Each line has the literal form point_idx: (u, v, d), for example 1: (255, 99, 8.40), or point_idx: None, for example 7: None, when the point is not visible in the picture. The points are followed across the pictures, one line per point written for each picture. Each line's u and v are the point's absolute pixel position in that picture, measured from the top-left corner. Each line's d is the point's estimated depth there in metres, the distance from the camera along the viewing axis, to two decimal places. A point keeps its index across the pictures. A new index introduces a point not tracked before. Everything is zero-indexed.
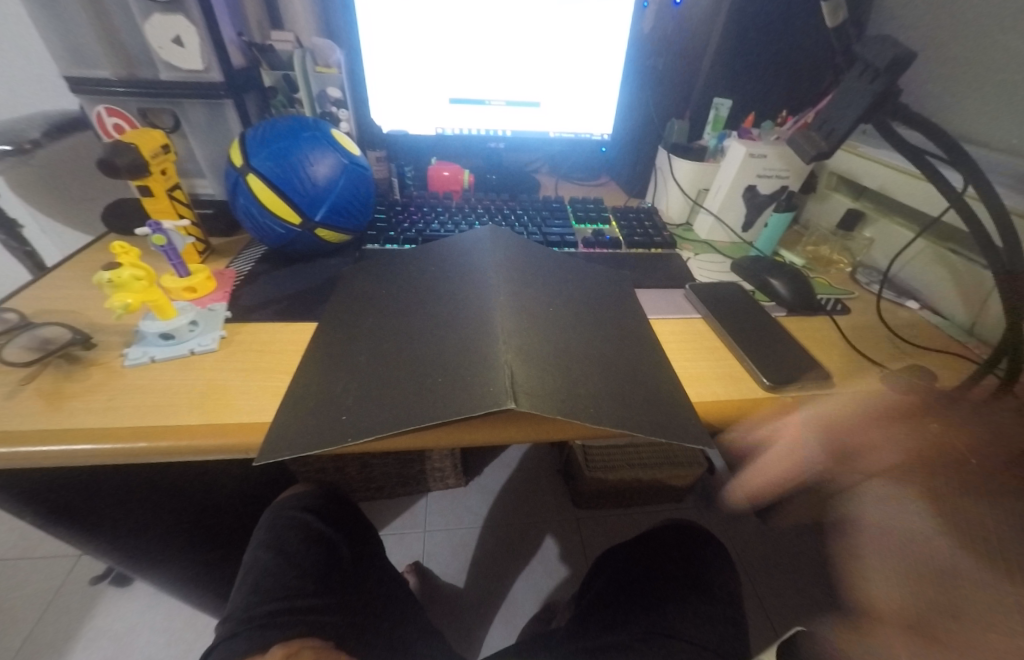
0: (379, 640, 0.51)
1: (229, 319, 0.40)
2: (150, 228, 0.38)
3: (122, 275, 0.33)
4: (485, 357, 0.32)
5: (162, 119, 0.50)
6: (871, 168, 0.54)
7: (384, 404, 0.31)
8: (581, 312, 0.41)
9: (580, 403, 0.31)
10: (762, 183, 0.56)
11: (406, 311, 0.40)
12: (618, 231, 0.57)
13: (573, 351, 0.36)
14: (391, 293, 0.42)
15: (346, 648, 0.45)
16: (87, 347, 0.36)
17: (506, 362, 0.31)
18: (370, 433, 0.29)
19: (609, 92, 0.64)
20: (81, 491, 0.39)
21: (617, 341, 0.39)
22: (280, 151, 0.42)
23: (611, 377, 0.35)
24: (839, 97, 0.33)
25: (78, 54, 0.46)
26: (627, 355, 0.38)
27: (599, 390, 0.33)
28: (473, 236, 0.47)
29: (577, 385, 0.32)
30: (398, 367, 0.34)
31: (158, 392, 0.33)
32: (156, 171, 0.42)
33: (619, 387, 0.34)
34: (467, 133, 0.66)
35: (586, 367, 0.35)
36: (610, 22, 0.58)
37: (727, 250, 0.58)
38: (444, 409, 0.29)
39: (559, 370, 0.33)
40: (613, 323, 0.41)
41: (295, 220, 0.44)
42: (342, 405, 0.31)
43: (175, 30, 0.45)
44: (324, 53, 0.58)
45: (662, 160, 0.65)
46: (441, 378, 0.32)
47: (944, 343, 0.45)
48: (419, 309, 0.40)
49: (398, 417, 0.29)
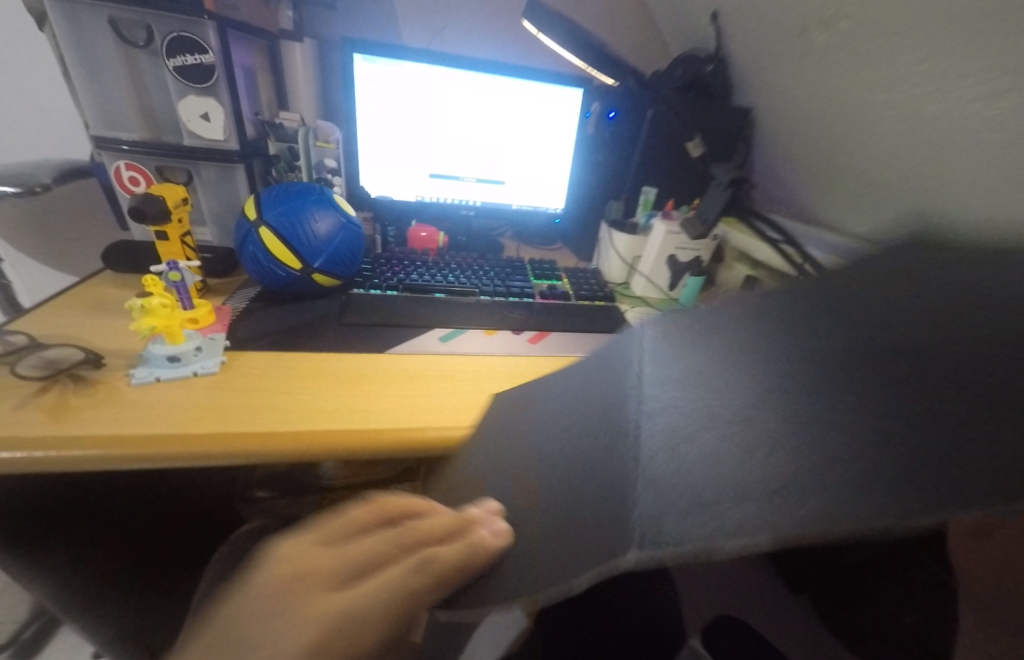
0: None
1: (229, 347, 0.45)
2: (168, 266, 0.44)
3: (152, 303, 0.38)
4: (412, 379, 0.45)
5: (177, 175, 0.58)
6: (757, 245, 0.70)
7: (339, 397, 0.41)
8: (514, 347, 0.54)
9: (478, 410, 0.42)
10: (682, 254, 0.69)
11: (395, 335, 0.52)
12: (569, 286, 0.69)
13: (492, 370, 0.48)
14: (391, 316, 0.54)
15: None
16: (96, 367, 0.40)
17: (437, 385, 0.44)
18: (309, 418, 0.38)
19: (560, 174, 0.79)
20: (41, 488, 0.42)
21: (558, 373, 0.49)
22: (290, 210, 0.51)
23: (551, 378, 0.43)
24: None
25: (112, 117, 0.53)
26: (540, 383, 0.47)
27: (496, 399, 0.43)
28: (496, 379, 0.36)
29: (479, 395, 0.44)
30: (354, 374, 0.45)
31: (164, 407, 0.37)
32: (175, 219, 0.48)
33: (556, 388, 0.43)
34: (443, 202, 0.77)
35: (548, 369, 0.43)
36: (558, 123, 0.75)
37: (658, 305, 0.71)
38: (370, 411, 0.40)
39: (471, 384, 0.45)
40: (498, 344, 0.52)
41: (296, 265, 0.51)
42: (272, 418, 0.38)
43: (205, 109, 0.53)
44: (325, 132, 0.69)
45: (603, 232, 0.79)
46: (371, 388, 0.43)
47: None
48: (387, 334, 0.52)
49: (336, 408, 0.40)
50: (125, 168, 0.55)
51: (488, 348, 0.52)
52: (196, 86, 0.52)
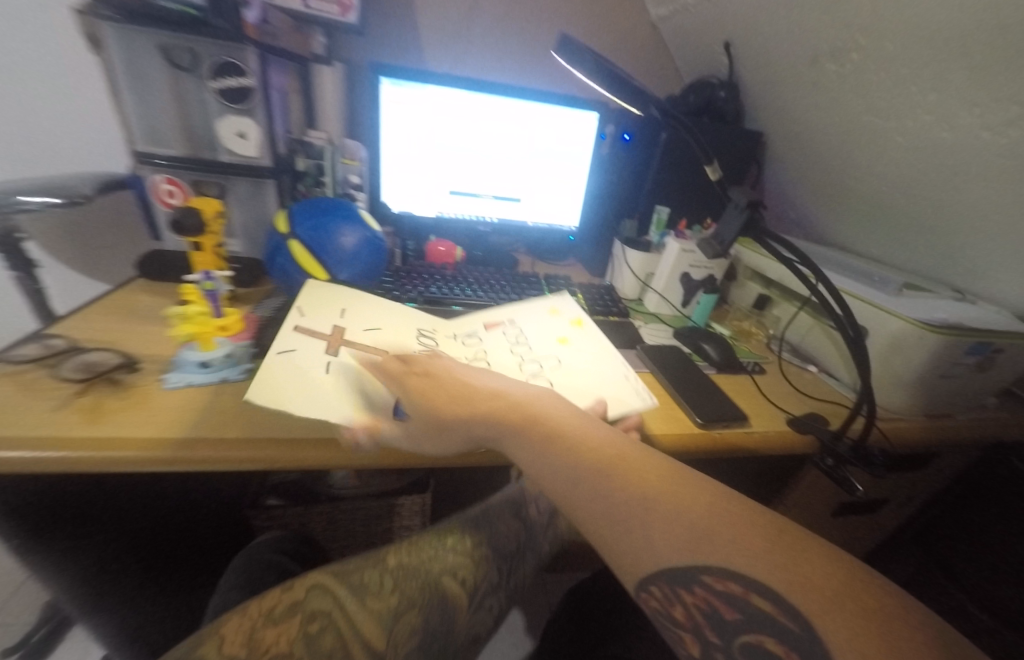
0: None
1: (256, 355, 0.47)
2: (203, 276, 0.46)
3: (191, 310, 0.39)
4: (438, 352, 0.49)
5: (210, 189, 0.60)
6: (770, 263, 0.69)
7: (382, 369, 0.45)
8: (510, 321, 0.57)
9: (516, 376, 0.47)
10: (694, 272, 0.72)
11: None
12: (583, 302, 0.71)
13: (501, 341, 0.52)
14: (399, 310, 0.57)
15: None
16: (131, 371, 0.42)
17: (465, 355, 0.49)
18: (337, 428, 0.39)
19: (574, 193, 0.81)
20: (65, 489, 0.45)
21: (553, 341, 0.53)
22: (319, 224, 0.53)
23: (563, 322, 0.57)
24: (725, 219, 0.48)
25: (154, 136, 0.56)
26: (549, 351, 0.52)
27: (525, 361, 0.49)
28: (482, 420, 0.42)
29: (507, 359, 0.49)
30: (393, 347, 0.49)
31: (198, 410, 0.39)
32: (211, 232, 0.50)
33: (561, 327, 0.56)
34: (462, 218, 0.80)
35: (577, 333, 0.55)
36: (573, 144, 0.77)
37: (670, 322, 0.73)
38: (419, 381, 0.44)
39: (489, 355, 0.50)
40: (479, 313, 0.57)
41: (323, 276, 0.54)
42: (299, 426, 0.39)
43: (240, 128, 0.56)
44: (351, 150, 0.72)
45: (617, 250, 0.81)
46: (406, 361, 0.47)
47: (831, 396, 0.59)
48: None
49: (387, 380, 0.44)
50: (163, 182, 0.58)
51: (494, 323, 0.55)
52: (234, 106, 0.55)
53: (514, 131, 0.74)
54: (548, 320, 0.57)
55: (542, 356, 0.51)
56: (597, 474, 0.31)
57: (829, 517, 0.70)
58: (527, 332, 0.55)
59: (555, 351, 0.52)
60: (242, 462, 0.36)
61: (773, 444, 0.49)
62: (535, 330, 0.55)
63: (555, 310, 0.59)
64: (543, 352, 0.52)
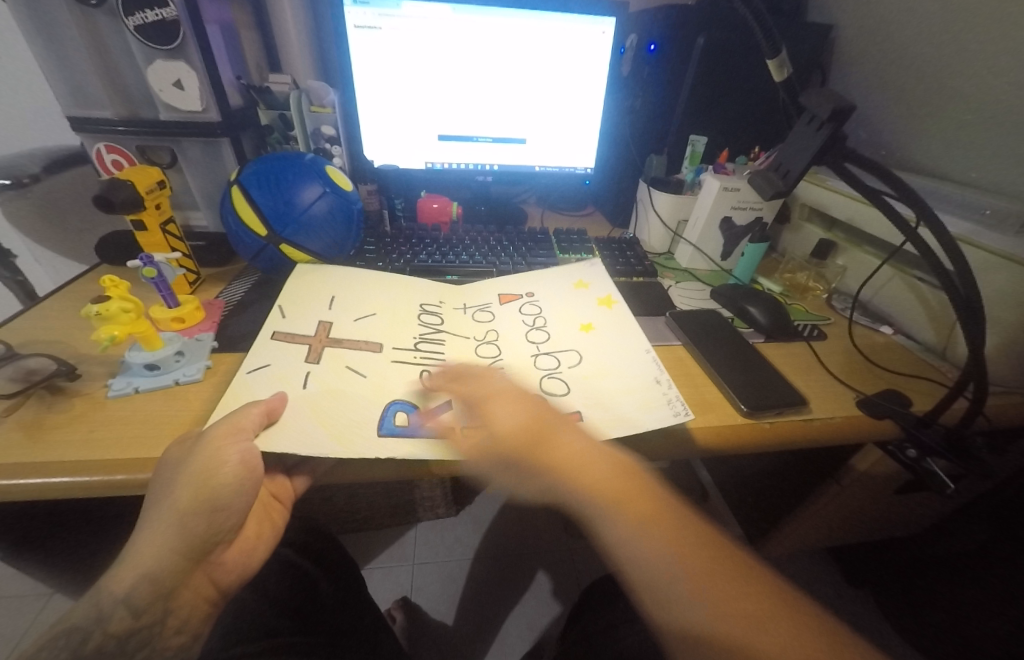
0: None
1: (216, 348, 0.41)
2: (142, 261, 0.38)
3: (110, 307, 0.33)
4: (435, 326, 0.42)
5: (159, 155, 0.53)
6: (840, 200, 0.57)
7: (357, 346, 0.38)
8: (531, 288, 0.49)
9: (517, 357, 0.40)
10: (737, 215, 0.59)
11: None
12: (601, 260, 0.60)
13: (512, 315, 0.45)
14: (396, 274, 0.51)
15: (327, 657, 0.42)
16: (71, 378, 0.36)
17: (458, 334, 0.42)
18: None
19: (589, 126, 0.68)
20: (42, 519, 0.43)
21: (589, 312, 0.45)
22: (264, 169, 0.46)
23: (587, 303, 0.47)
24: (793, 141, 0.35)
25: (82, 95, 0.47)
26: (567, 318, 0.45)
27: (535, 341, 0.41)
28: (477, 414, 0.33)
29: (513, 337, 0.42)
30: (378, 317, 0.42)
31: (142, 423, 0.33)
32: (151, 206, 0.43)
33: (585, 309, 0.46)
34: (457, 168, 0.68)
35: (603, 315, 0.45)
36: (586, 61, 0.62)
37: (707, 278, 0.61)
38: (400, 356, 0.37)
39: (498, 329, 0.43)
40: (492, 282, 0.51)
41: (262, 231, 0.45)
42: None
43: (176, 75, 0.47)
44: (319, 94, 0.61)
45: (642, 193, 0.68)
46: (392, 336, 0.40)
47: (918, 367, 0.47)
48: None
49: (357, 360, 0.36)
50: (106, 151, 0.50)
51: (515, 293, 0.48)
52: (162, 48, 0.46)
53: (511, 51, 0.60)
54: (572, 296, 0.48)
55: (559, 348, 0.41)
56: (695, 575, 0.24)
57: (897, 500, 0.60)
58: (547, 310, 0.46)
59: (577, 340, 0.42)
60: None
61: (846, 436, 0.40)
62: (556, 310, 0.46)
63: (581, 284, 0.49)
64: (563, 341, 0.42)
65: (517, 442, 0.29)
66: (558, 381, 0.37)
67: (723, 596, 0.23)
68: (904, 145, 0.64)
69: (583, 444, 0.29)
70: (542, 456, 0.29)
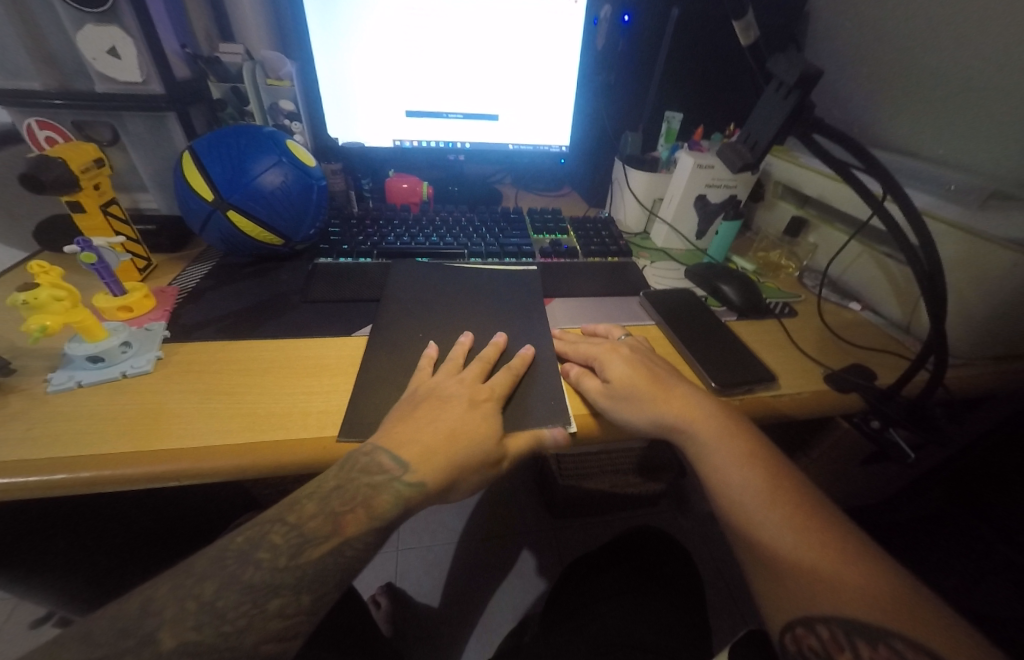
0: (368, 647, 0.48)
1: (168, 338, 0.39)
2: (78, 246, 0.36)
3: (39, 295, 0.30)
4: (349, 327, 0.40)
5: (99, 132, 0.49)
6: (811, 177, 0.57)
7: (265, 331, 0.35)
8: (471, 290, 0.48)
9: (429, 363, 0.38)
10: (711, 193, 0.58)
11: (364, 317, 0.44)
12: (576, 240, 0.59)
13: (440, 317, 0.44)
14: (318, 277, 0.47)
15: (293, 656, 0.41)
16: (5, 373, 0.33)
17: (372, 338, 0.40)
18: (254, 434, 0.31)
19: (563, 101, 0.65)
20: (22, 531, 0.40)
21: (510, 317, 0.45)
22: (226, 137, 0.45)
23: (509, 309, 0.46)
24: (763, 110, 0.34)
25: (4, 64, 0.43)
26: (498, 322, 0.44)
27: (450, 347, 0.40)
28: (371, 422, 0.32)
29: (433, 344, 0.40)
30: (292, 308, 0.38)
31: (83, 419, 0.31)
32: (88, 186, 0.40)
33: (506, 315, 0.45)
34: (426, 145, 0.66)
35: (524, 322, 0.44)
36: (559, 31, 0.60)
37: (683, 258, 0.61)
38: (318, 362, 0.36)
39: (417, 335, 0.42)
40: (419, 275, 0.49)
41: (209, 195, 0.43)
42: (205, 432, 0.31)
43: (110, 41, 0.44)
44: (275, 65, 0.57)
45: (618, 171, 0.67)
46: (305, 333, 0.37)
47: (883, 342, 0.48)
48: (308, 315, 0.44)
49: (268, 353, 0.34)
50: (37, 127, 0.46)
51: (452, 294, 0.47)
52: (91, 11, 0.42)
53: (479, 20, 0.57)
54: (494, 300, 0.47)
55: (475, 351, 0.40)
56: (746, 481, 0.31)
57: (865, 471, 0.62)
58: (467, 311, 0.45)
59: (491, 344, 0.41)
60: (136, 481, 0.28)
61: (810, 410, 0.40)
62: (475, 312, 0.45)
63: (508, 290, 0.49)
64: (479, 343, 0.41)
65: (649, 395, 0.35)
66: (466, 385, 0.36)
67: (764, 494, 0.30)
68: (875, 122, 0.64)
69: (672, 392, 0.35)
70: (660, 398, 0.35)
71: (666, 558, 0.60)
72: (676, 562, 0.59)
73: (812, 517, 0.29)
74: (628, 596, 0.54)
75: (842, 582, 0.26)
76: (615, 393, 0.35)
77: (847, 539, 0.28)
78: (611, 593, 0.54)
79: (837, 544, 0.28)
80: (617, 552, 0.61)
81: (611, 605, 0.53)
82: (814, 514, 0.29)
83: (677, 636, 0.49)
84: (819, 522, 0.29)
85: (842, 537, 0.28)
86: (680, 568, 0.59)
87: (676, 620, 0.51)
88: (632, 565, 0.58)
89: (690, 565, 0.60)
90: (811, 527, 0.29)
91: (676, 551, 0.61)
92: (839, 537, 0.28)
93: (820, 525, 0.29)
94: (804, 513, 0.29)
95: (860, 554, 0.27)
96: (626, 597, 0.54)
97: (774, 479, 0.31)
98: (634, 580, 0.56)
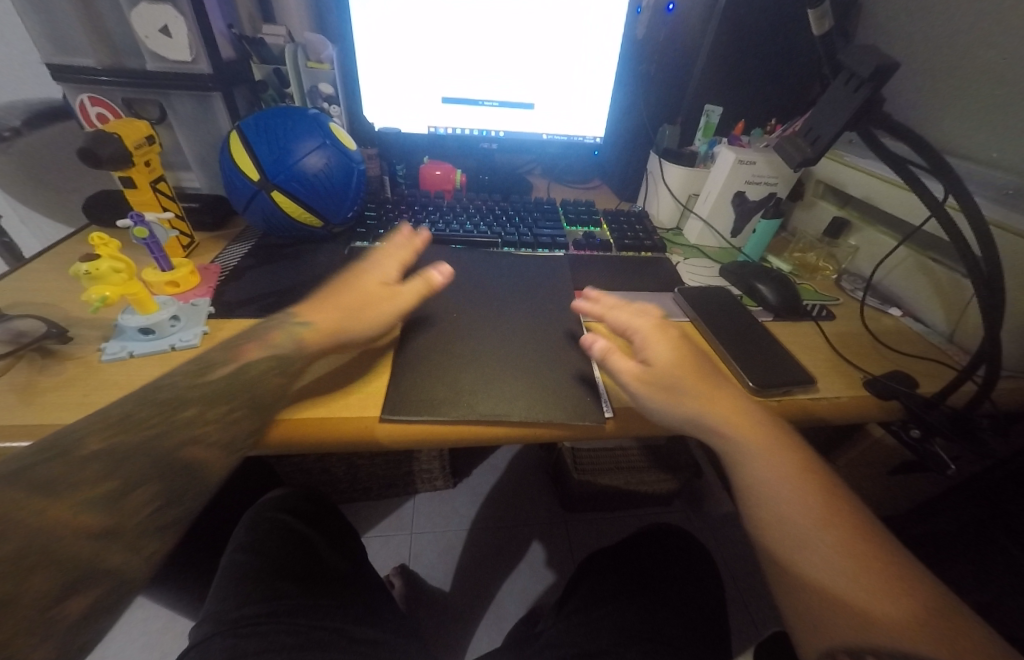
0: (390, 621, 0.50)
1: (212, 314, 0.40)
2: (132, 220, 0.36)
3: (100, 267, 0.32)
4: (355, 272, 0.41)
5: (148, 109, 0.49)
6: (857, 177, 0.55)
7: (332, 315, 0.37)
8: (509, 280, 0.48)
9: (468, 350, 0.39)
10: (751, 189, 0.57)
11: None
12: (609, 234, 0.59)
13: (477, 308, 0.44)
14: (360, 262, 0.48)
15: (328, 627, 0.43)
16: (63, 341, 0.35)
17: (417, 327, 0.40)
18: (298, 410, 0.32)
19: (601, 91, 0.64)
20: None
21: (548, 309, 0.44)
22: (269, 119, 0.45)
23: (546, 302, 0.45)
24: (826, 104, 0.33)
25: (62, 41, 0.44)
26: (537, 313, 0.44)
27: (490, 339, 0.40)
28: (432, 401, 0.33)
29: (477, 339, 0.40)
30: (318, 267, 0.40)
31: (136, 388, 0.32)
32: (140, 162, 0.40)
33: (545, 309, 0.44)
34: (461, 133, 0.66)
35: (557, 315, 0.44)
36: (604, 19, 0.58)
37: (717, 256, 0.60)
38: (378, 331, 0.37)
39: (465, 325, 0.41)
40: (457, 263, 0.49)
41: (254, 175, 0.44)
42: None
43: (163, 20, 0.44)
44: (316, 48, 0.58)
45: (652, 164, 0.66)
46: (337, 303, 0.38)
47: (927, 351, 0.47)
48: None
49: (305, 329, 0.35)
50: (90, 103, 0.48)
51: (487, 281, 0.47)
52: None
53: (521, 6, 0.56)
54: (530, 291, 0.47)
55: (512, 340, 0.40)
56: (796, 501, 0.31)
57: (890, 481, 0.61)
58: (506, 301, 0.45)
59: (524, 334, 0.41)
60: None
61: (846, 416, 0.39)
62: (511, 302, 0.45)
63: (543, 279, 0.49)
64: (518, 333, 0.41)
65: (691, 388, 0.34)
66: (503, 379, 0.36)
67: (816, 514, 0.30)
68: (927, 123, 0.62)
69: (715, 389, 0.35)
70: (707, 401, 0.34)
71: (689, 557, 0.59)
72: (698, 561, 0.59)
73: (862, 543, 0.29)
74: (647, 589, 0.54)
75: (890, 610, 0.27)
76: (654, 380, 0.34)
77: (890, 565, 0.29)
78: (631, 585, 0.55)
79: (885, 572, 0.28)
80: (639, 549, 0.61)
81: (630, 597, 0.53)
82: (863, 539, 0.30)
83: (698, 634, 0.50)
84: (865, 548, 0.29)
85: (886, 563, 0.29)
86: (701, 567, 0.59)
87: (697, 617, 0.52)
88: (653, 561, 0.58)
89: (710, 565, 0.59)
90: (865, 555, 0.29)
91: (697, 551, 0.61)
92: (885, 564, 0.29)
93: (866, 551, 0.29)
94: (854, 537, 0.30)
95: (904, 583, 0.28)
96: (646, 589, 0.54)
97: (826, 502, 0.31)
98: (654, 574, 0.56)
